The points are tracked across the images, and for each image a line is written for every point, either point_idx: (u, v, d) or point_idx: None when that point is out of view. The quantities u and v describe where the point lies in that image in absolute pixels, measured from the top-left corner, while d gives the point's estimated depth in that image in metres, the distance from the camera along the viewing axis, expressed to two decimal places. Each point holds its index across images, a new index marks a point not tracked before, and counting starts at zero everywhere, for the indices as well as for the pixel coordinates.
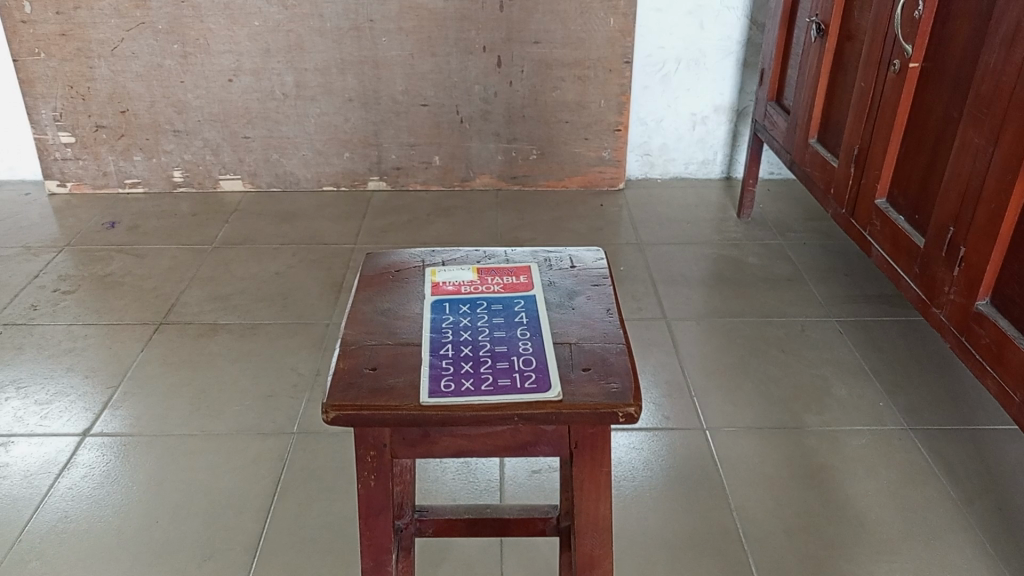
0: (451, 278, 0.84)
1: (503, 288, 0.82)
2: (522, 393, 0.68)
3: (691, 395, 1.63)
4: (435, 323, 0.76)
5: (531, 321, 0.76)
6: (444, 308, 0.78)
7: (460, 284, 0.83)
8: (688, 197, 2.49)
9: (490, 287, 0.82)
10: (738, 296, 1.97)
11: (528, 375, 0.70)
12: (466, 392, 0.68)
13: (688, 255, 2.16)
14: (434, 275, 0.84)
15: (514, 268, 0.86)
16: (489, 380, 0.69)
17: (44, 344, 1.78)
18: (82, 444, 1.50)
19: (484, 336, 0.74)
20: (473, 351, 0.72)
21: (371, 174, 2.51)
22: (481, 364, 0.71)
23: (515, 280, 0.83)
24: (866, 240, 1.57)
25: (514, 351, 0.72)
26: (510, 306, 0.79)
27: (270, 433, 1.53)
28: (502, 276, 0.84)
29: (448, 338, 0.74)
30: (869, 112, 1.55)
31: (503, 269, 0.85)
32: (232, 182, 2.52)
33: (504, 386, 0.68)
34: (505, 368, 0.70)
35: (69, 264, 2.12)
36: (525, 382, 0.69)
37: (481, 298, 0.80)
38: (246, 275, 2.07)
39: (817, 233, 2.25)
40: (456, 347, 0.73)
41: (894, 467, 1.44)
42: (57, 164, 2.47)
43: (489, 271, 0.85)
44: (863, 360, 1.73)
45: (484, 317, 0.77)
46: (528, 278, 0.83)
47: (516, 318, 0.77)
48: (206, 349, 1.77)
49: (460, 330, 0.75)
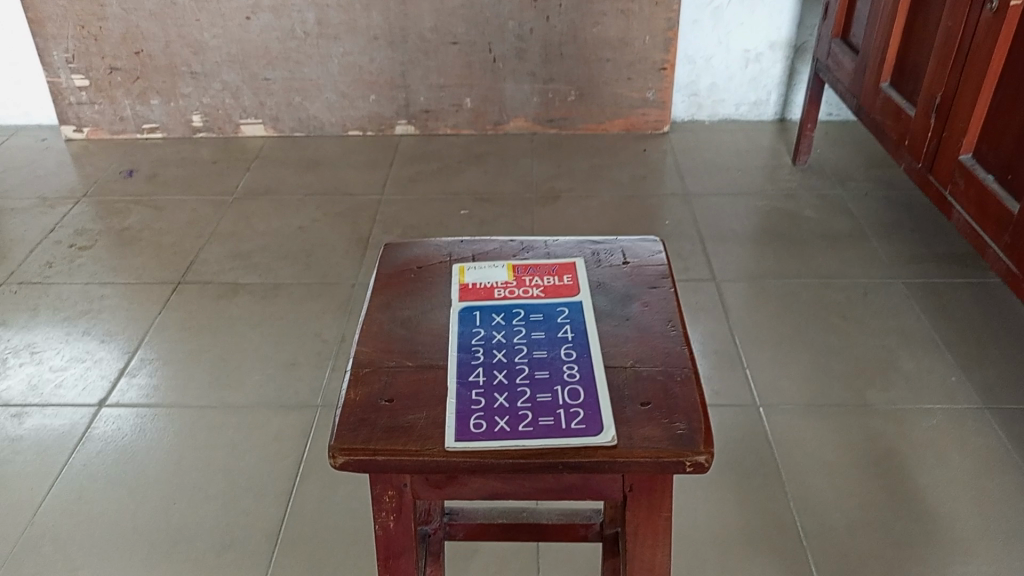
0: (483, 278, 0.72)
1: (544, 291, 0.69)
2: (568, 437, 0.56)
3: (742, 366, 1.51)
4: (463, 339, 0.65)
5: (577, 339, 0.64)
6: (474, 319, 0.67)
7: (493, 285, 0.71)
8: (738, 142, 2.32)
9: (528, 290, 0.70)
10: (793, 254, 1.82)
11: (575, 412, 0.58)
12: (500, 435, 0.56)
13: (737, 208, 2.00)
14: (462, 274, 0.72)
15: (557, 265, 0.73)
16: (528, 419, 0.57)
17: (60, 305, 1.71)
18: (98, 416, 1.43)
19: (521, 358, 0.62)
20: (508, 378, 0.61)
21: (398, 118, 2.37)
22: (518, 397, 0.59)
23: (559, 282, 0.71)
24: (945, 200, 1.41)
25: (557, 378, 0.60)
26: (552, 317, 0.67)
27: (293, 405, 1.44)
28: (543, 276, 0.72)
29: (478, 361, 0.62)
30: (956, 56, 1.37)
31: (543, 267, 0.73)
32: (254, 127, 2.39)
33: (546, 428, 0.57)
34: (547, 403, 0.58)
35: (86, 216, 2.03)
36: (572, 422, 0.57)
37: (518, 306, 0.68)
38: (268, 230, 1.96)
39: (880, 183, 2.08)
40: (487, 372, 0.61)
41: (968, 454, 1.31)
42: (72, 109, 2.36)
43: (528, 269, 0.73)
44: (933, 329, 1.58)
45: (522, 332, 0.65)
46: (573, 279, 0.71)
47: (559, 333, 0.65)
48: (227, 312, 1.68)
49: (494, 349, 0.63)
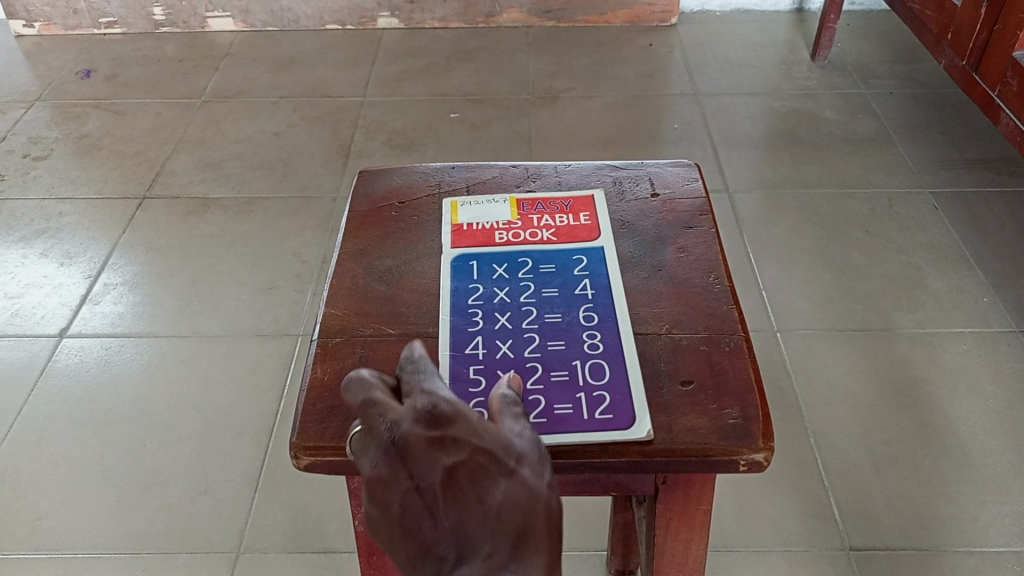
0: (479, 220, 0.62)
1: (557, 235, 0.60)
2: (591, 430, 0.46)
3: (758, 286, 1.39)
4: (457, 299, 0.54)
5: (599, 297, 0.54)
6: (470, 273, 0.56)
7: (493, 227, 0.61)
8: (752, 34, 2.13)
9: (537, 234, 0.60)
10: (812, 160, 1.68)
11: (598, 400, 0.47)
12: None
13: (751, 108, 1.84)
14: (455, 212, 0.63)
15: (573, 202, 0.64)
16: (542, 405, 0.47)
17: (14, 223, 1.56)
18: (60, 347, 1.31)
19: (529, 325, 0.52)
20: (514, 351, 0.51)
21: (381, 10, 2.16)
22: (527, 376, 0.49)
23: (575, 224, 0.61)
24: (992, 103, 1.26)
25: (575, 351, 0.50)
26: (567, 268, 0.57)
27: (272, 334, 1.33)
28: (554, 217, 0.62)
29: (477, 329, 0.52)
30: None
31: (554, 206, 0.63)
32: (223, 21, 2.19)
33: (563, 418, 0.47)
34: (564, 383, 0.48)
35: (40, 123, 1.86)
36: (595, 411, 0.47)
37: (524, 254, 0.58)
38: (241, 137, 1.80)
39: (906, 81, 1.91)
40: (489, 344, 0.51)
41: (1003, 382, 1.21)
42: (20, 1, 2.14)
43: (536, 208, 0.63)
44: (964, 245, 1.46)
45: (530, 289, 0.55)
46: (591, 219, 0.62)
47: (576, 291, 0.55)
48: (198, 230, 1.54)
49: (496, 311, 0.53)
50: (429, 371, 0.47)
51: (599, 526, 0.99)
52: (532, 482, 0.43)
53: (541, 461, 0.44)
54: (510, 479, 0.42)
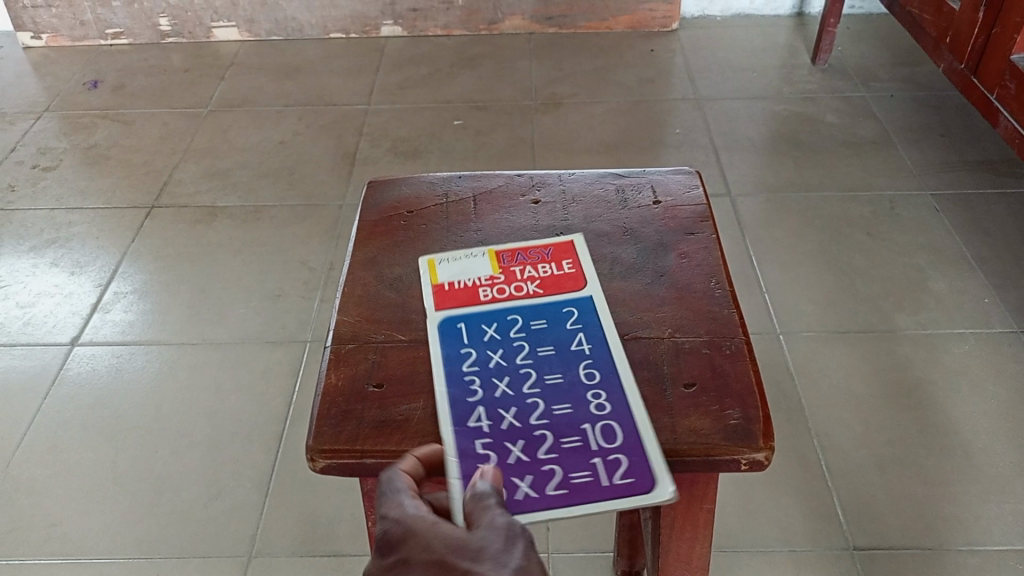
0: (460, 279, 0.59)
1: (542, 286, 0.58)
2: (616, 498, 0.44)
3: (761, 289, 1.40)
4: (451, 366, 0.52)
5: (592, 354, 0.53)
6: (460, 337, 0.54)
7: (475, 284, 0.58)
8: (753, 38, 2.14)
9: (523, 288, 0.58)
10: (814, 164, 1.69)
11: (616, 464, 0.46)
12: (528, 504, 0.45)
13: (753, 113, 1.85)
14: (433, 271, 0.60)
15: (551, 248, 0.62)
16: (560, 473, 0.46)
17: (25, 233, 1.58)
18: (71, 356, 1.33)
19: (530, 389, 0.51)
20: (519, 419, 0.49)
21: (384, 18, 2.18)
22: (537, 446, 0.47)
23: (560, 272, 0.59)
24: (991, 106, 1.28)
25: (582, 416, 0.49)
26: (560, 321, 0.55)
27: (280, 340, 1.34)
28: (534, 266, 0.60)
29: (476, 398, 0.50)
30: None
31: (532, 255, 0.61)
32: (228, 30, 2.21)
33: (585, 485, 0.45)
34: (578, 450, 0.47)
35: (49, 133, 1.88)
36: (613, 474, 0.45)
37: (515, 311, 0.56)
38: (247, 145, 1.82)
39: (907, 83, 1.92)
40: (490, 414, 0.49)
41: (1005, 382, 1.22)
42: (27, 13, 2.16)
43: (513, 259, 0.60)
44: (966, 246, 1.47)
45: (525, 349, 0.53)
46: (575, 266, 0.60)
47: (572, 348, 0.53)
48: (206, 238, 1.56)
49: (495, 377, 0.51)
50: (391, 488, 0.43)
51: (605, 528, 1.01)
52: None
53: (505, 557, 0.38)
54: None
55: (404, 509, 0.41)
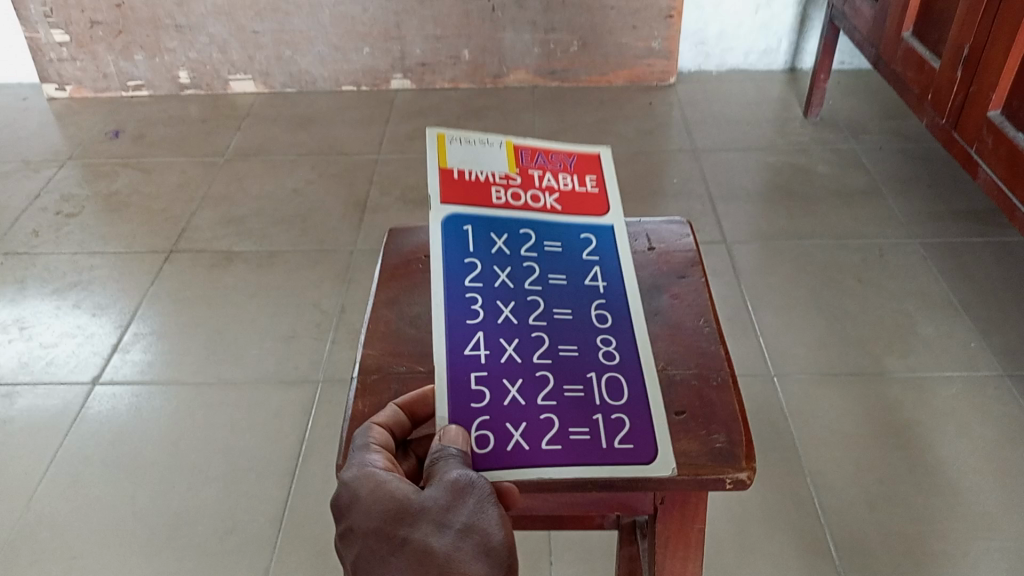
0: (470, 169, 0.66)
1: (560, 202, 0.66)
2: (612, 458, 0.53)
3: (755, 333, 1.46)
4: (456, 278, 0.60)
5: (606, 291, 0.62)
6: (465, 242, 0.62)
7: (489, 180, 0.66)
8: (748, 92, 2.23)
9: (540, 199, 0.66)
10: (806, 213, 1.76)
11: (614, 427, 0.54)
12: (521, 457, 0.52)
13: (748, 163, 1.93)
14: (442, 152, 0.66)
15: (577, 158, 0.70)
16: (554, 423, 0.54)
17: (48, 277, 1.65)
18: (92, 395, 1.38)
19: (536, 322, 0.59)
20: (520, 354, 0.57)
21: (394, 71, 2.28)
22: (534, 393, 0.55)
23: (580, 187, 0.68)
24: (971, 159, 1.35)
25: (587, 366, 0.57)
26: (576, 249, 0.64)
27: (293, 381, 1.39)
28: (554, 175, 0.68)
29: (476, 323, 0.58)
30: (987, 3, 1.29)
31: (555, 161, 0.69)
32: (244, 83, 2.30)
33: (578, 444, 0.53)
34: (578, 404, 0.55)
35: (72, 181, 1.96)
36: (609, 435, 0.53)
37: (528, 221, 0.64)
38: (262, 193, 1.89)
39: (896, 136, 2.00)
40: (490, 343, 0.57)
41: (990, 423, 1.27)
42: (53, 66, 2.26)
43: (535, 160, 0.69)
44: (952, 292, 1.53)
45: (536, 272, 0.62)
46: (598, 184, 0.68)
47: (587, 282, 0.62)
48: (222, 282, 1.63)
49: (497, 304, 0.59)
50: (363, 457, 0.51)
51: (606, 561, 1.05)
52: (429, 543, 0.44)
53: (450, 516, 0.46)
54: (406, 547, 0.44)
55: (372, 465, 0.50)
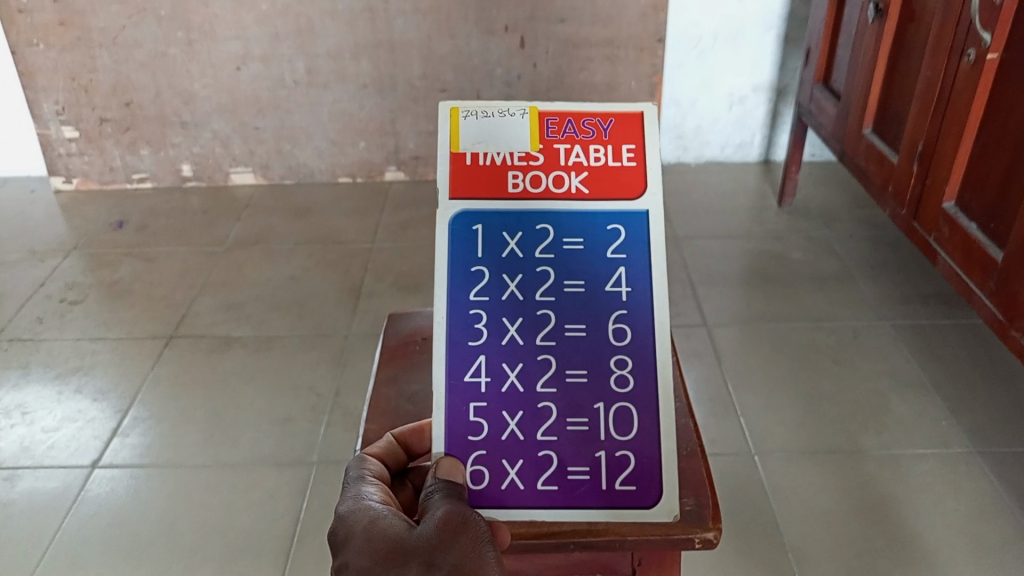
0: (487, 151, 0.71)
1: (586, 183, 0.71)
2: (614, 497, 0.67)
3: (736, 413, 1.52)
4: (461, 292, 0.70)
5: (617, 293, 0.70)
6: (474, 243, 0.71)
7: (506, 163, 0.71)
8: (725, 183, 2.35)
9: (564, 181, 0.72)
10: (782, 296, 1.84)
11: (615, 471, 0.67)
12: (524, 497, 0.67)
13: (726, 250, 2.02)
14: (456, 128, 0.71)
15: (616, 121, 0.72)
16: (553, 461, 0.67)
17: (51, 363, 1.70)
18: (92, 477, 1.41)
19: (542, 342, 0.70)
20: (523, 381, 0.69)
21: (388, 164, 2.39)
22: (534, 429, 0.68)
23: (613, 162, 0.72)
24: (931, 247, 1.44)
25: (592, 397, 0.69)
26: (601, 243, 0.71)
27: (289, 462, 1.43)
28: (583, 146, 0.72)
29: (479, 346, 0.69)
30: (936, 106, 1.41)
31: (587, 131, 0.72)
32: (244, 175, 2.41)
33: (576, 481, 0.67)
34: (582, 437, 0.68)
35: (77, 270, 2.03)
36: (608, 474, 0.67)
37: (547, 211, 0.71)
38: (261, 280, 1.96)
39: (865, 223, 2.11)
40: (493, 371, 0.69)
41: (963, 498, 1.32)
42: (62, 160, 2.36)
43: (564, 130, 0.72)
44: (923, 372, 1.60)
45: (550, 280, 0.71)
46: (633, 156, 0.72)
47: (608, 288, 0.70)
48: (221, 366, 1.68)
49: (501, 324, 0.70)
50: (361, 494, 0.62)
51: None
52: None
53: (435, 553, 0.55)
54: None
55: (368, 499, 0.61)
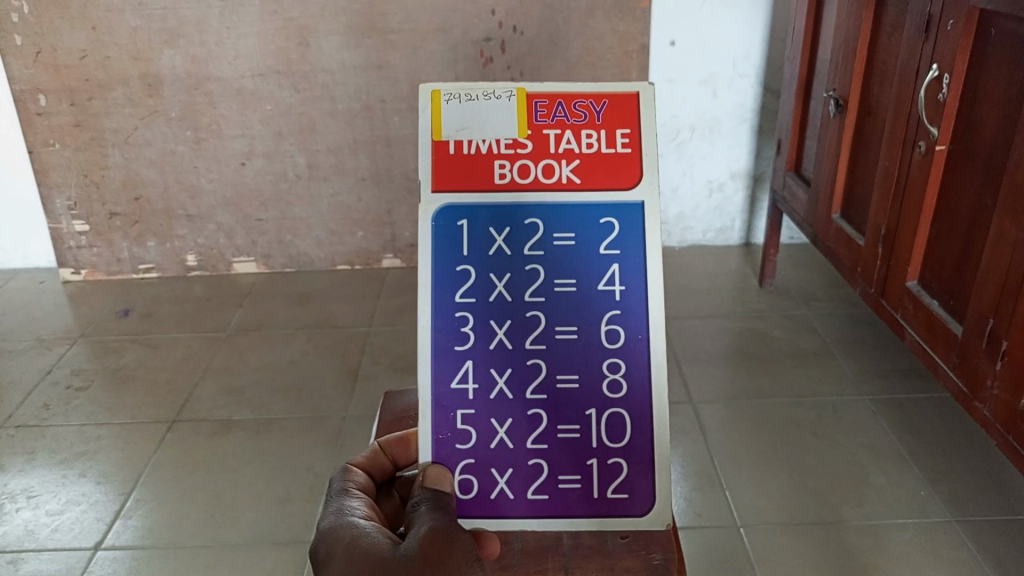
0: (473, 137, 0.86)
1: (577, 170, 0.86)
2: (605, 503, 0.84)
3: (722, 487, 1.56)
4: (450, 293, 0.85)
5: (606, 292, 0.85)
6: (460, 238, 0.85)
7: (496, 147, 0.86)
8: (708, 265, 2.45)
9: (557, 170, 0.86)
10: (765, 374, 1.91)
11: (605, 481, 0.84)
12: (513, 506, 0.84)
13: (710, 329, 2.10)
14: (440, 114, 0.86)
15: (609, 104, 0.87)
16: (544, 468, 0.85)
17: (56, 447, 1.75)
18: (94, 559, 1.45)
19: (532, 344, 0.85)
20: (513, 385, 0.85)
21: (385, 252, 2.49)
22: (524, 438, 0.85)
23: (607, 146, 0.86)
24: (898, 323, 1.53)
25: (583, 403, 0.85)
26: (594, 242, 0.85)
27: (286, 542, 1.47)
28: (574, 133, 0.86)
29: (465, 350, 0.85)
30: (894, 193, 1.52)
31: (581, 113, 0.87)
32: (246, 264, 2.51)
33: (568, 486, 0.85)
34: (575, 440, 0.85)
35: (82, 357, 2.09)
36: (599, 487, 0.84)
37: (534, 201, 0.85)
38: (261, 365, 2.03)
39: (843, 302, 2.20)
40: (482, 372, 0.85)
41: (942, 567, 1.36)
42: (71, 252, 2.46)
43: (557, 112, 0.87)
44: (901, 444, 1.65)
45: (539, 281, 0.86)
46: (628, 145, 0.86)
47: (600, 288, 0.85)
48: (222, 449, 1.73)
49: (491, 327, 0.85)
50: (352, 504, 0.77)
51: None
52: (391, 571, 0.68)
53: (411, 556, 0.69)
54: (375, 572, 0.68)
55: (358, 509, 0.76)
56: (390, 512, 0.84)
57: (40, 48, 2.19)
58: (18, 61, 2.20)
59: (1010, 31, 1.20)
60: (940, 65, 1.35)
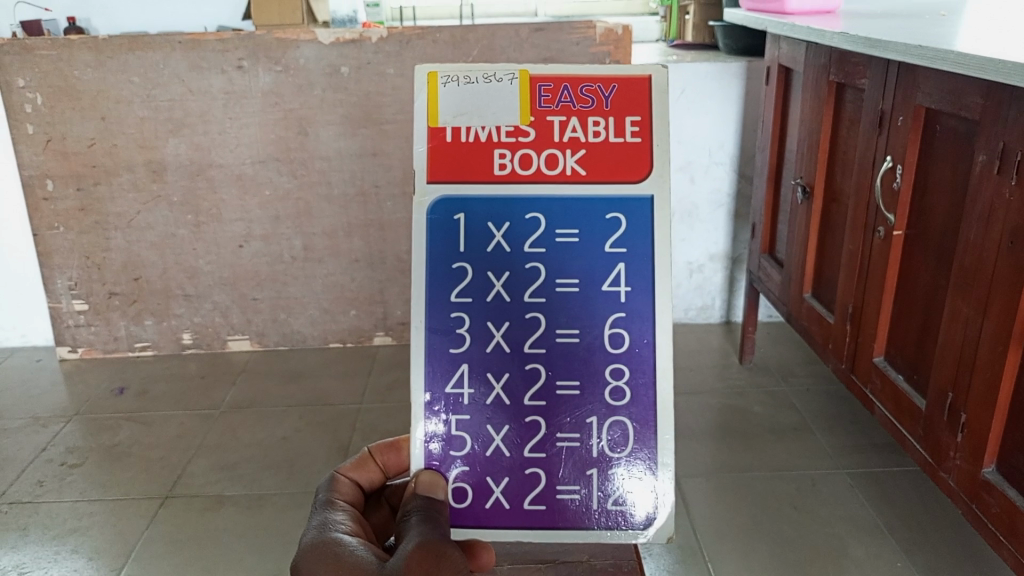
0: (473, 123, 0.90)
1: (581, 161, 0.90)
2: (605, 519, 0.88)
3: (704, 560, 1.60)
4: (447, 292, 0.89)
5: (606, 293, 0.89)
6: (457, 237, 0.90)
7: (495, 138, 0.90)
8: (691, 342, 2.53)
9: (563, 162, 0.90)
10: (746, 448, 1.96)
11: (608, 495, 0.88)
12: (514, 518, 0.88)
13: (694, 406, 2.16)
14: (436, 98, 0.91)
15: (618, 87, 0.92)
16: (542, 479, 0.88)
17: (49, 523, 1.77)
18: None
19: (531, 345, 0.90)
20: (511, 389, 0.89)
21: (376, 330, 2.56)
22: (523, 444, 0.89)
23: (619, 131, 0.91)
24: (867, 397, 1.60)
25: (586, 409, 0.89)
26: (599, 242, 0.89)
27: None
28: (581, 118, 0.91)
29: (462, 352, 0.89)
30: (860, 273, 1.61)
31: (588, 98, 0.91)
32: (240, 343, 2.56)
33: (568, 497, 0.88)
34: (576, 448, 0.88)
35: (77, 435, 2.13)
36: (599, 499, 0.88)
37: (534, 197, 0.90)
38: (253, 441, 2.07)
39: (820, 379, 2.27)
40: (481, 373, 0.89)
41: None
42: (69, 331, 2.52)
43: (563, 97, 0.91)
44: (878, 517, 1.70)
45: (536, 286, 0.90)
46: (639, 135, 0.91)
47: (602, 289, 0.89)
48: (213, 524, 1.75)
49: (489, 330, 0.90)
50: (334, 518, 0.82)
51: None
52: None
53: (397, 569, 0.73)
54: None
55: (343, 524, 0.81)
56: (378, 523, 0.90)
57: (50, 136, 2.31)
58: (29, 148, 2.31)
59: (952, 128, 1.31)
60: (892, 158, 1.47)
